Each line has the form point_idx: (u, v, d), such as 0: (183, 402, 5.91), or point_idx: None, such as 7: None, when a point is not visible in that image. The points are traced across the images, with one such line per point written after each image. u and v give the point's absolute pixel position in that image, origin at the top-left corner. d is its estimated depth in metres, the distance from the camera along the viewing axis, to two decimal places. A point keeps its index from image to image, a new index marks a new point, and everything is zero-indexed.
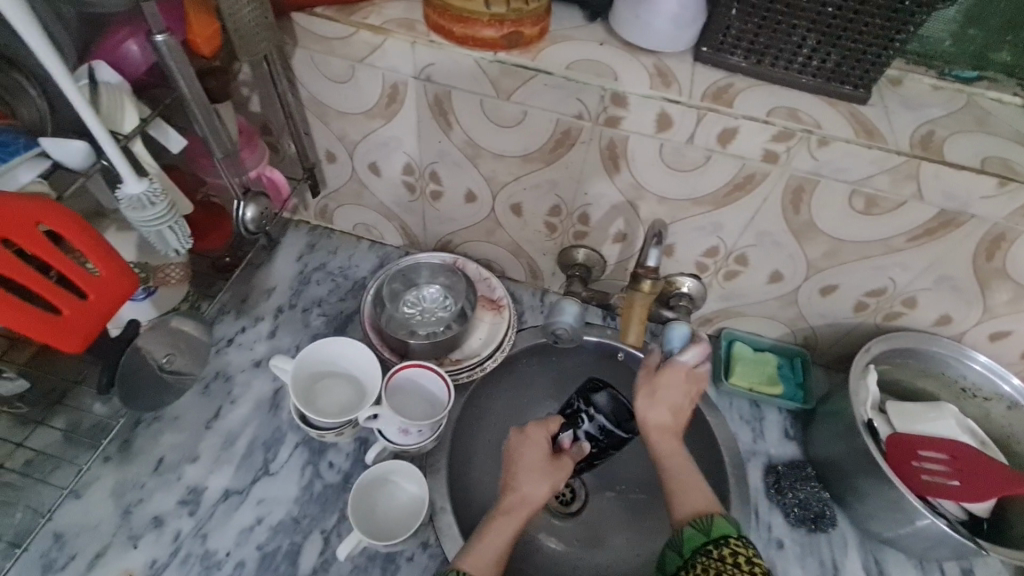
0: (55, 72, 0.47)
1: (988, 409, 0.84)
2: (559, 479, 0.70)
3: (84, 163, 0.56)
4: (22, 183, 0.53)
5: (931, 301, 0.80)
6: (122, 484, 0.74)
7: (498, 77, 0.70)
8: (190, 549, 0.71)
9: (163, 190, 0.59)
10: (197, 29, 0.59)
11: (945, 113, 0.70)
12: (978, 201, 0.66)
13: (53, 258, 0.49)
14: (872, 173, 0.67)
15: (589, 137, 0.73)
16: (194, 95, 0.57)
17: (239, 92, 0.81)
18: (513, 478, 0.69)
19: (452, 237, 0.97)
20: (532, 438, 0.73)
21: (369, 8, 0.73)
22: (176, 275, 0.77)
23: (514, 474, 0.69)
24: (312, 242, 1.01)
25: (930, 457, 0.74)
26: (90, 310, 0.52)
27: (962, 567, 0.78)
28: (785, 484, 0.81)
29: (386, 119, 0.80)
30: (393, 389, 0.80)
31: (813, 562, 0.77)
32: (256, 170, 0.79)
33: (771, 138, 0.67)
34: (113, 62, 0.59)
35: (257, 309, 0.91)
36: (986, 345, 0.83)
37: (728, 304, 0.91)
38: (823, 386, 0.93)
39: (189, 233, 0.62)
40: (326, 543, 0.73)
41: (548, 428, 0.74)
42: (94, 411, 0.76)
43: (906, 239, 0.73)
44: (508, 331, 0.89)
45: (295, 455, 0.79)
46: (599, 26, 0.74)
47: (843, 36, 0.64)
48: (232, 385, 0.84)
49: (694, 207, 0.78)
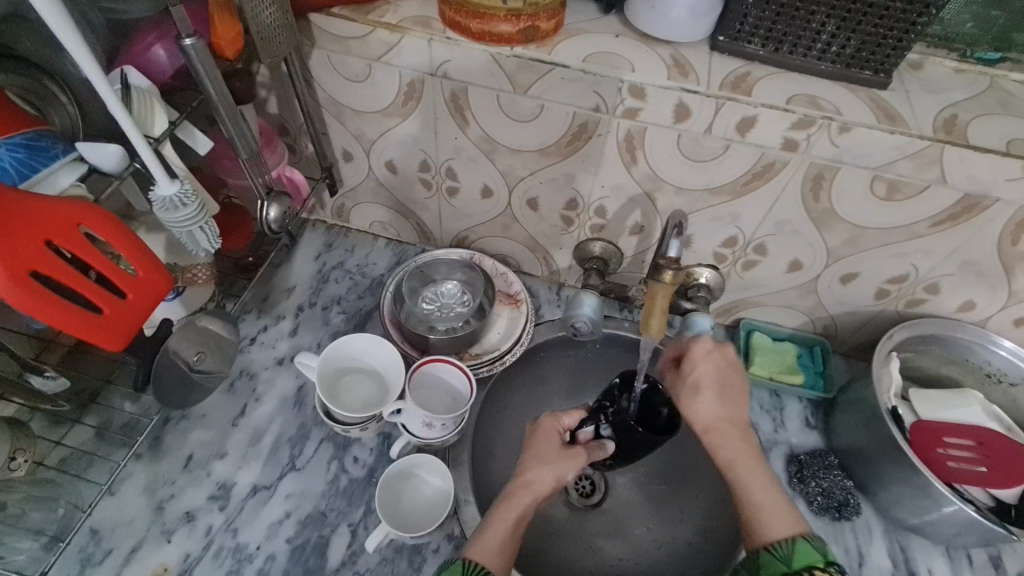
0: (93, 77, 0.48)
1: (1013, 395, 0.83)
2: (569, 468, 0.68)
3: (119, 167, 0.57)
4: (62, 186, 0.54)
5: (954, 287, 0.79)
6: (154, 481, 0.76)
7: (515, 71, 0.71)
8: (222, 543, 0.72)
9: (194, 191, 0.60)
10: (221, 30, 0.60)
11: (967, 97, 0.69)
12: (1002, 184, 0.65)
13: (94, 258, 0.51)
14: (894, 158, 0.67)
15: (606, 129, 0.73)
16: (220, 96, 0.58)
17: (257, 94, 0.82)
18: (523, 464, 0.68)
19: (468, 233, 0.97)
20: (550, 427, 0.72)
21: (386, 7, 0.73)
22: (203, 275, 0.75)
23: (527, 459, 0.68)
24: (330, 241, 1.02)
25: (957, 444, 0.74)
26: (129, 309, 0.53)
27: (990, 553, 0.78)
28: (808, 473, 0.81)
29: (403, 117, 0.81)
30: (417, 384, 0.81)
31: (838, 550, 0.77)
32: (277, 170, 0.80)
33: (791, 126, 0.67)
34: (140, 67, 0.60)
35: (278, 307, 0.93)
36: (1011, 330, 0.82)
37: (746, 294, 0.91)
38: (844, 374, 0.93)
39: (218, 233, 0.63)
40: (353, 535, 0.74)
41: (560, 422, 0.74)
42: (124, 409, 0.78)
43: (928, 225, 0.72)
44: (527, 325, 0.90)
45: (320, 450, 0.80)
46: (614, 19, 0.74)
47: (863, 22, 0.63)
48: (257, 383, 0.85)
49: (712, 197, 0.78)
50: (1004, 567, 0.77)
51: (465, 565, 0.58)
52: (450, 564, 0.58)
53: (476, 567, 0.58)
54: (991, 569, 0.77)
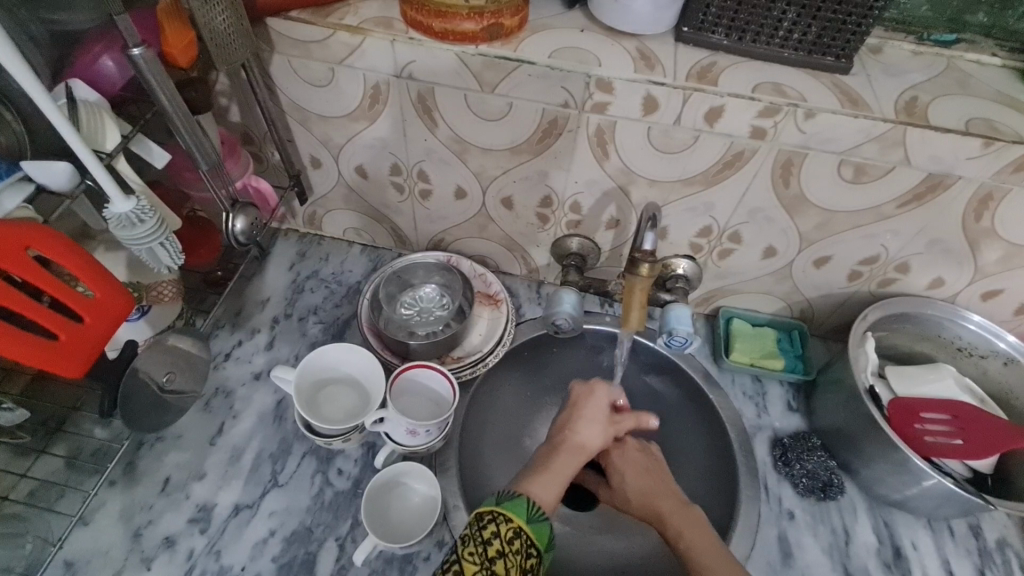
0: (35, 94, 0.47)
1: (985, 367, 0.85)
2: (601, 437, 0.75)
3: (68, 184, 0.56)
4: (8, 209, 0.53)
5: (922, 265, 0.81)
6: (131, 507, 0.73)
7: (481, 70, 0.70)
8: (205, 567, 0.70)
9: (151, 207, 0.58)
10: (173, 39, 0.59)
11: (926, 78, 0.71)
12: (963, 162, 0.67)
13: (48, 283, 0.49)
14: (859, 142, 0.67)
15: (576, 125, 0.73)
16: (174, 107, 0.57)
17: (217, 103, 0.80)
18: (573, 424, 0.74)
19: (444, 235, 0.96)
20: (592, 395, 0.78)
21: (345, 9, 0.72)
22: (170, 292, 0.74)
23: (576, 420, 0.75)
24: (303, 250, 1.00)
25: (933, 419, 0.76)
26: (88, 331, 0.52)
27: (971, 523, 0.80)
28: (792, 456, 0.82)
29: (369, 121, 0.79)
30: (399, 391, 0.79)
31: (825, 530, 0.78)
32: (243, 180, 0.77)
33: (758, 115, 0.67)
34: (88, 80, 0.58)
35: (252, 321, 0.90)
36: (979, 304, 0.84)
37: (723, 283, 0.92)
38: (821, 356, 0.94)
39: (180, 248, 0.62)
40: (341, 549, 0.73)
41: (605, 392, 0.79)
42: (95, 435, 0.75)
43: (896, 206, 0.73)
44: (508, 325, 0.89)
45: (304, 464, 0.78)
46: (578, 13, 0.74)
47: (822, 8, 0.64)
48: (233, 400, 0.83)
49: (685, 187, 0.78)
50: (983, 536, 0.79)
51: (528, 506, 0.59)
52: (513, 499, 0.59)
53: (541, 513, 0.58)
54: (972, 538, 0.79)
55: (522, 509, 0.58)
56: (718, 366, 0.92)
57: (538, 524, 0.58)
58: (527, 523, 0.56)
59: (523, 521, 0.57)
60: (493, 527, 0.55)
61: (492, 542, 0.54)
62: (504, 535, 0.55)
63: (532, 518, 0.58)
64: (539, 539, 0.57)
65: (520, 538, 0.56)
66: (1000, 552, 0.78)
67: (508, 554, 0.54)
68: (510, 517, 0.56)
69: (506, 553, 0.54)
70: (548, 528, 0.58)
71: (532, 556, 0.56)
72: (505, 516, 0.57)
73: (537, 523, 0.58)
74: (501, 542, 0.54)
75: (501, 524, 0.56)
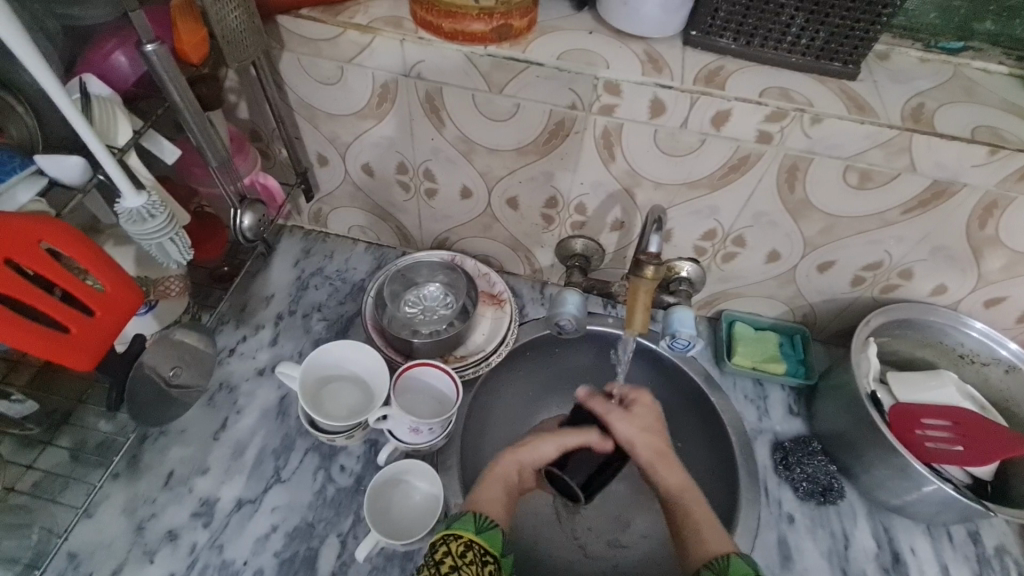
0: (51, 90, 0.47)
1: (986, 375, 0.85)
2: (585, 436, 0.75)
3: (82, 178, 0.56)
4: (22, 202, 0.53)
5: (926, 271, 0.81)
6: (134, 500, 0.74)
7: (489, 70, 0.70)
8: (207, 560, 0.71)
9: (162, 203, 0.59)
10: (186, 36, 0.59)
11: (933, 86, 0.71)
12: (969, 169, 0.67)
13: (61, 276, 0.50)
14: (865, 148, 0.68)
15: (583, 126, 0.73)
16: (186, 104, 0.57)
17: (226, 99, 0.81)
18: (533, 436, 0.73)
19: (448, 235, 0.97)
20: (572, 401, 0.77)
21: (355, 8, 0.72)
22: (176, 288, 0.75)
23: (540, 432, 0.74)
24: (308, 247, 1.00)
25: (934, 425, 0.76)
26: (98, 325, 0.53)
27: (970, 529, 0.80)
28: (793, 460, 0.82)
29: (377, 119, 0.80)
30: (402, 389, 0.80)
31: (825, 534, 0.78)
32: (250, 176, 0.77)
33: (765, 119, 0.67)
34: (101, 75, 0.59)
35: (257, 317, 0.91)
36: (982, 311, 0.84)
37: (726, 286, 0.92)
38: (823, 360, 0.94)
39: (188, 244, 0.62)
40: (343, 545, 0.73)
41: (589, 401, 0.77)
42: (100, 428, 0.76)
43: (900, 212, 0.73)
44: (512, 325, 0.89)
45: (306, 461, 0.79)
46: (587, 15, 0.74)
47: (831, 14, 0.64)
48: (237, 395, 0.83)
49: (690, 190, 0.78)
50: (982, 543, 0.79)
51: (477, 518, 0.60)
52: (461, 518, 0.60)
53: (490, 522, 0.60)
54: (971, 544, 0.79)
55: (471, 522, 0.60)
56: (720, 369, 0.92)
57: (489, 533, 0.59)
58: (476, 534, 0.58)
59: (472, 533, 0.58)
60: (443, 547, 0.57)
61: (445, 560, 0.55)
62: (455, 551, 0.56)
63: (482, 528, 0.59)
64: (492, 545, 0.59)
65: (473, 550, 0.57)
66: (998, 559, 0.78)
67: (463, 566, 0.55)
68: (458, 533, 0.58)
69: (460, 566, 0.55)
70: (500, 534, 0.60)
71: (489, 562, 0.57)
72: (453, 535, 0.58)
73: (487, 531, 0.59)
74: (453, 558, 0.56)
75: (451, 542, 0.57)
